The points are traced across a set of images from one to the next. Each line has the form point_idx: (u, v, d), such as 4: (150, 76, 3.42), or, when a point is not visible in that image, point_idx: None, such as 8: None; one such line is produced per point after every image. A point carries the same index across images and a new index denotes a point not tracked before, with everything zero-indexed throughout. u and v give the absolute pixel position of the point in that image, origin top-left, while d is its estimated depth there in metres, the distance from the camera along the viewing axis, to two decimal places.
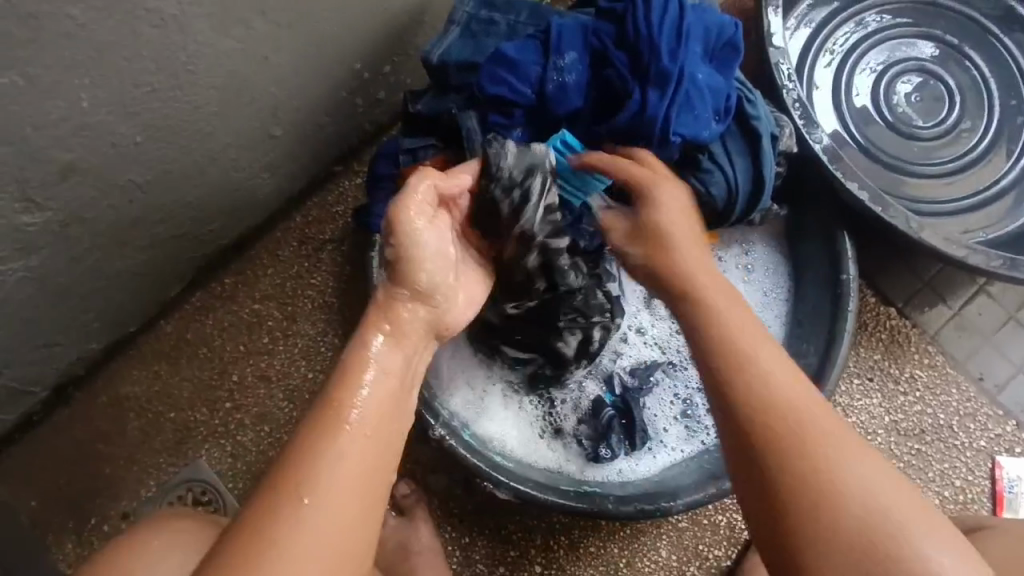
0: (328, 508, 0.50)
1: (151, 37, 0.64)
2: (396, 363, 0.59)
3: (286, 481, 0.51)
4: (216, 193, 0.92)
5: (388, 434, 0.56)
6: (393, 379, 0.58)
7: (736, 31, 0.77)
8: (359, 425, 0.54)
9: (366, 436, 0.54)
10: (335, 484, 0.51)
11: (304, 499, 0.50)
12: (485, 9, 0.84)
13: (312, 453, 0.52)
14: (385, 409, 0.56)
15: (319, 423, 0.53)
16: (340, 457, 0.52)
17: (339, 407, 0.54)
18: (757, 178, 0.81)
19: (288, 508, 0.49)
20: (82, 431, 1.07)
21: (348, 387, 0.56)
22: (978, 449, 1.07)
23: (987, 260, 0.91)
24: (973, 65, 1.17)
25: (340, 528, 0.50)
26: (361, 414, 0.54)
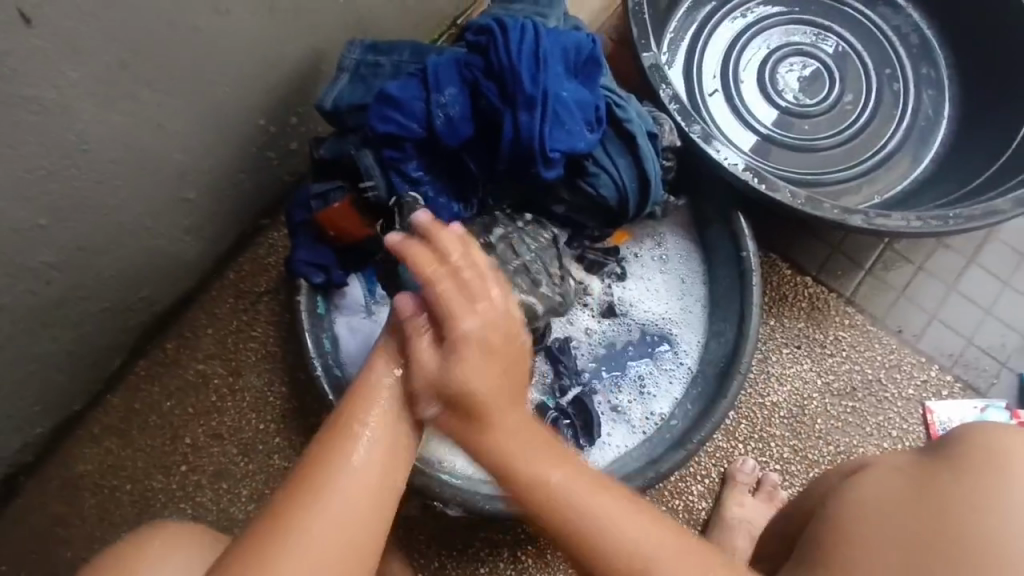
0: (337, 518, 0.59)
1: (35, 123, 0.68)
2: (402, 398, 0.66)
3: (308, 485, 0.60)
4: (138, 262, 0.94)
5: (396, 456, 0.64)
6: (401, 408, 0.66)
7: (595, 46, 0.85)
8: (368, 444, 0.63)
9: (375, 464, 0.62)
10: (344, 497, 0.60)
11: (315, 508, 0.58)
12: (371, 53, 0.89)
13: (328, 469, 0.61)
14: (394, 435, 0.65)
15: (335, 443, 0.62)
16: (357, 468, 0.61)
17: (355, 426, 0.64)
18: (642, 175, 0.88)
19: (303, 516, 0.58)
20: (39, 516, 1.06)
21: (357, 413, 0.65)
22: (908, 398, 1.12)
23: (870, 219, 0.96)
24: (847, 42, 1.26)
25: (345, 535, 0.59)
26: (375, 436, 0.64)
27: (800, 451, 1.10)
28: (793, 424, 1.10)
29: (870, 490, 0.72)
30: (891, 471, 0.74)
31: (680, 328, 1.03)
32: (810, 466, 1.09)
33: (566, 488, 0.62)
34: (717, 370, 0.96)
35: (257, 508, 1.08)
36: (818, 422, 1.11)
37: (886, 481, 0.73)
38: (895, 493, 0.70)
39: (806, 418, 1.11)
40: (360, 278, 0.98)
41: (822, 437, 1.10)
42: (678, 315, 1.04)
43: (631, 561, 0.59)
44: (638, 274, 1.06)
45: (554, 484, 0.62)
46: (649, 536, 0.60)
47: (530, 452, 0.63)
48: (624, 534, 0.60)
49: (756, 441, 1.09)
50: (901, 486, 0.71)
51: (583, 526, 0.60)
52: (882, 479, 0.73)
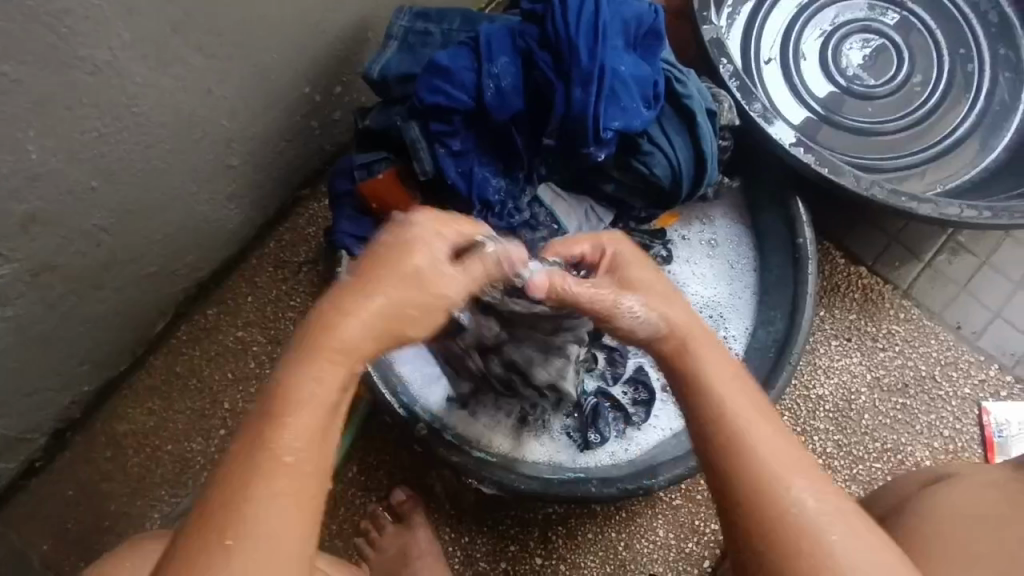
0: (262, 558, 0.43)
1: (90, 85, 0.67)
2: (315, 387, 0.48)
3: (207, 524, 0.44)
4: (184, 227, 0.94)
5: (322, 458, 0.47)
6: (333, 360, 0.49)
7: (657, 17, 0.81)
8: (286, 452, 0.46)
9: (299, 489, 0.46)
10: (262, 531, 0.44)
11: (227, 538, 0.43)
12: (420, 20, 0.87)
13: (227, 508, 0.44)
14: (319, 420, 0.48)
15: (254, 421, 0.47)
16: (278, 485, 0.45)
17: (252, 447, 0.46)
18: (698, 155, 0.85)
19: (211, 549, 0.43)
20: (83, 471, 1.09)
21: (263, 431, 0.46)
22: (963, 397, 1.07)
23: (940, 208, 0.91)
24: (920, 20, 1.18)
25: (301, 489, 0.46)
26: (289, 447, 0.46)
27: (845, 446, 1.06)
28: (838, 418, 1.07)
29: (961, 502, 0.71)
30: (978, 484, 0.73)
31: (726, 314, 1.00)
32: (855, 462, 1.05)
33: (736, 427, 0.54)
34: (765, 360, 0.93)
35: None
36: (865, 418, 1.07)
37: (976, 490, 0.72)
38: (984, 508, 0.69)
39: (852, 414, 1.07)
40: None
41: (868, 434, 1.06)
42: (724, 299, 1.01)
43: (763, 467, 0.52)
44: (684, 257, 1.02)
45: (762, 438, 0.53)
46: (785, 445, 0.53)
47: (718, 368, 0.58)
48: (763, 449, 0.53)
49: (798, 434, 1.06)
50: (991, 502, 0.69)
51: (754, 487, 0.51)
52: (969, 485, 0.73)
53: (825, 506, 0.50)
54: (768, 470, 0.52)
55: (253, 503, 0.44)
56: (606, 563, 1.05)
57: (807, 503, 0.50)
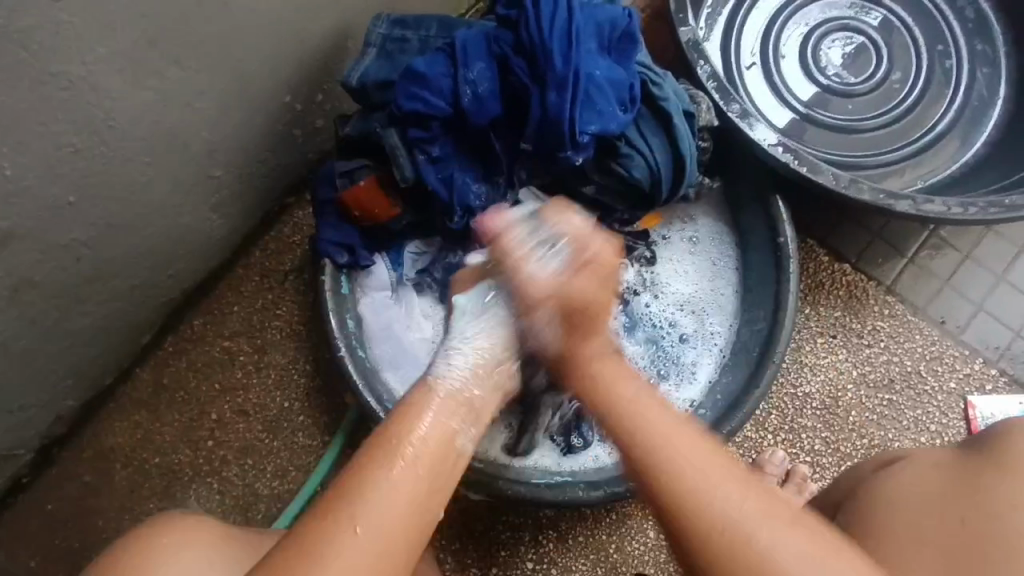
0: (377, 536, 0.52)
1: (65, 100, 0.67)
2: (449, 423, 0.61)
3: (340, 504, 0.53)
4: (167, 239, 0.94)
5: (446, 471, 0.58)
6: (455, 403, 0.63)
7: (631, 21, 0.82)
8: (415, 459, 0.57)
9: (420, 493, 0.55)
10: (383, 516, 0.53)
11: (356, 527, 0.52)
12: (397, 28, 0.87)
13: (358, 502, 0.53)
14: (444, 434, 0.60)
15: (385, 435, 0.58)
16: (395, 485, 0.55)
17: (396, 442, 0.57)
18: (677, 157, 0.85)
19: (342, 534, 0.51)
20: (71, 486, 1.09)
21: (386, 446, 0.57)
22: (949, 392, 1.08)
23: (918, 204, 0.91)
24: (898, 17, 1.19)
25: (417, 498, 0.55)
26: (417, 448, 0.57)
27: (833, 443, 1.06)
28: (825, 416, 1.07)
29: (910, 491, 0.69)
30: (929, 466, 0.72)
31: (711, 313, 1.00)
32: (843, 459, 1.06)
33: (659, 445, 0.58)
34: (750, 358, 0.93)
35: (282, 486, 1.09)
36: (852, 415, 1.07)
37: (923, 478, 0.70)
38: (934, 492, 0.68)
39: (839, 411, 1.07)
40: (387, 258, 0.96)
41: (856, 430, 1.07)
42: (709, 298, 1.01)
43: (688, 480, 0.56)
44: (668, 257, 1.02)
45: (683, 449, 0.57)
46: (715, 454, 0.57)
47: (647, 407, 0.61)
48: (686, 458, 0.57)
49: (786, 432, 1.06)
50: (940, 484, 0.68)
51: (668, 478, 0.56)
52: (918, 473, 0.71)
53: (748, 509, 0.54)
54: (694, 478, 0.56)
55: (382, 488, 0.54)
56: (598, 565, 1.05)
57: (762, 535, 0.53)
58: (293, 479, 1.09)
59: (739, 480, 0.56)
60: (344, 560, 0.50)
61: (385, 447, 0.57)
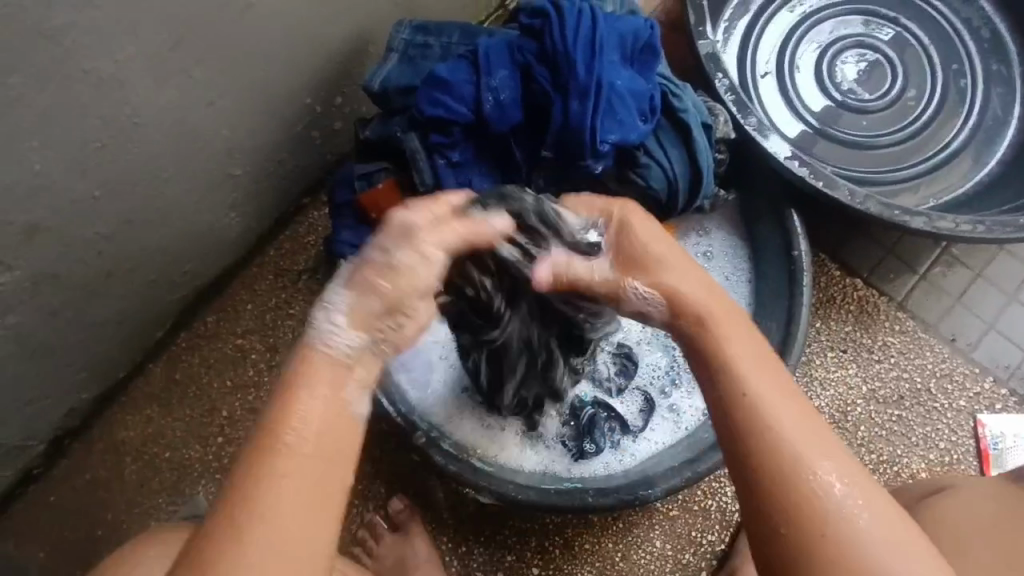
0: (268, 547, 0.47)
1: (94, 97, 0.68)
2: (336, 396, 0.52)
3: (220, 536, 0.47)
4: (186, 237, 0.95)
5: (339, 444, 0.51)
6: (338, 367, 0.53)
7: (653, 33, 0.83)
8: (298, 439, 0.50)
9: (310, 485, 0.49)
10: (272, 520, 0.47)
11: (246, 542, 0.47)
12: (420, 34, 0.88)
13: (240, 522, 0.47)
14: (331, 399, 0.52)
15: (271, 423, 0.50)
16: (279, 490, 0.48)
17: (277, 423, 0.50)
18: (695, 168, 0.86)
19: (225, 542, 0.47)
20: (80, 479, 1.09)
21: (264, 452, 0.49)
22: (958, 409, 1.08)
23: (933, 222, 0.92)
24: (913, 35, 1.20)
25: (308, 496, 0.49)
26: (300, 434, 0.50)
27: None
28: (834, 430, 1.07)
29: (958, 517, 0.74)
30: (976, 497, 0.77)
31: None
32: None
33: (770, 418, 0.54)
34: None
35: None
36: (861, 430, 1.07)
37: (970, 507, 0.75)
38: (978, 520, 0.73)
39: (848, 425, 1.07)
40: None
41: (864, 445, 1.07)
42: None
43: (785, 458, 0.53)
44: None
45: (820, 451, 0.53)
46: (806, 421, 0.55)
47: (761, 374, 0.57)
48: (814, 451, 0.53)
49: None
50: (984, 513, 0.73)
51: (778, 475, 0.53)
52: (964, 503, 0.76)
53: (874, 531, 0.51)
54: (793, 451, 0.53)
55: (264, 485, 0.48)
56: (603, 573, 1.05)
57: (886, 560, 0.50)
58: None
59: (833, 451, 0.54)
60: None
61: (263, 454, 0.49)
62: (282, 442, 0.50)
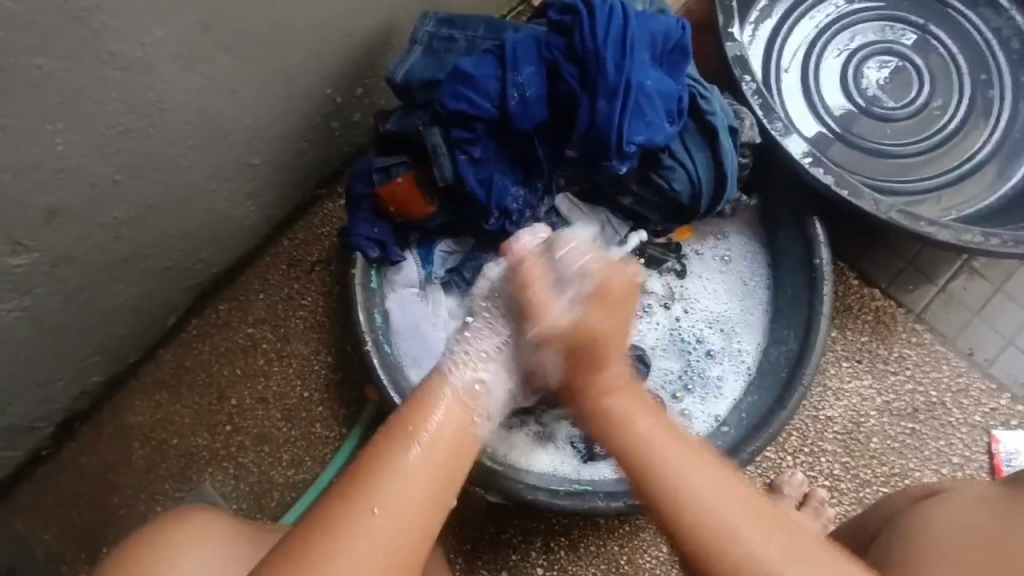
0: (393, 522, 0.55)
1: (120, 81, 0.68)
2: (456, 413, 0.63)
3: (354, 494, 0.55)
4: (202, 224, 0.95)
5: (460, 457, 0.61)
6: (466, 395, 0.64)
7: (684, 33, 0.82)
8: (428, 445, 0.60)
9: (433, 483, 0.58)
10: (397, 499, 0.56)
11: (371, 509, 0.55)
12: (445, 27, 0.87)
13: (360, 501, 0.55)
14: (462, 421, 0.63)
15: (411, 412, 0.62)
16: (409, 474, 0.57)
17: (411, 429, 0.60)
18: (719, 172, 0.85)
19: (360, 516, 0.54)
20: (89, 462, 1.10)
21: (399, 443, 0.59)
22: (973, 425, 1.07)
23: (957, 234, 0.90)
24: (941, 43, 1.19)
25: (418, 493, 0.57)
26: (430, 441, 0.60)
27: (852, 469, 1.05)
28: (846, 440, 1.06)
29: (949, 525, 0.69)
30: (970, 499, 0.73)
31: (739, 329, 1.00)
32: (861, 485, 1.05)
33: (674, 475, 0.59)
34: (778, 378, 0.92)
35: (297, 474, 1.10)
36: (873, 441, 1.06)
37: (965, 511, 0.71)
38: (973, 523, 0.68)
39: (860, 437, 1.06)
40: (416, 255, 0.96)
41: (876, 457, 1.06)
42: (737, 316, 1.01)
43: (701, 517, 0.56)
44: (698, 271, 1.02)
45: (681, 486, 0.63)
46: (727, 492, 0.57)
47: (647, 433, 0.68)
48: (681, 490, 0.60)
49: (806, 454, 1.05)
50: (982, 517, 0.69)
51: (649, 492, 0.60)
52: (958, 507, 0.72)
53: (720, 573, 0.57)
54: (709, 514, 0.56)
55: (400, 476, 0.57)
56: None
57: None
58: (308, 469, 1.10)
59: (783, 527, 0.56)
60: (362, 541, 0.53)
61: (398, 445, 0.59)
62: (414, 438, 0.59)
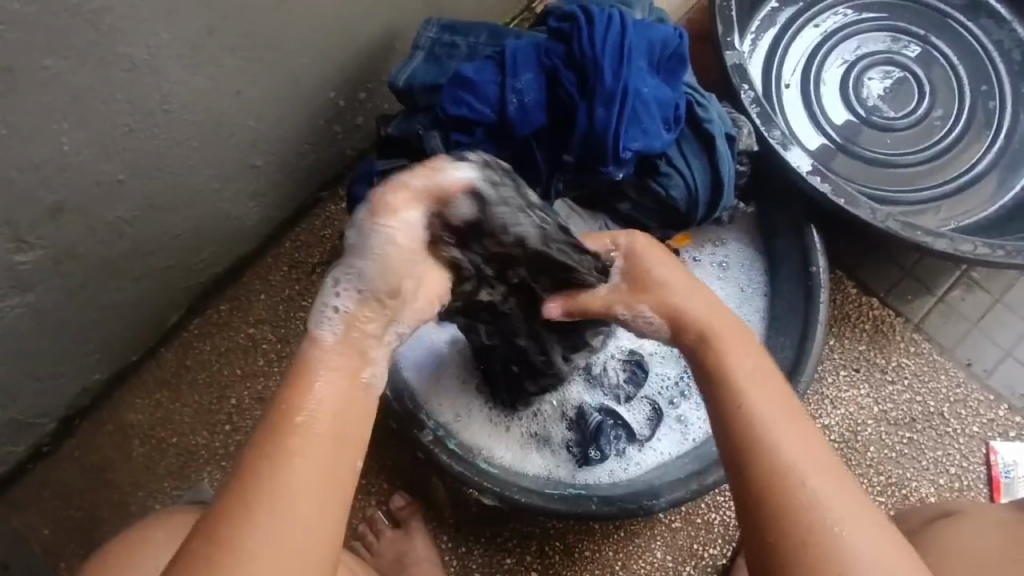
0: (290, 526, 0.48)
1: (126, 81, 0.69)
2: (342, 376, 0.54)
3: (238, 507, 0.48)
4: (205, 224, 0.96)
5: (355, 419, 0.54)
6: (346, 352, 0.55)
7: (682, 42, 0.83)
8: (319, 425, 0.52)
9: (327, 459, 0.51)
10: (295, 492, 0.49)
11: (264, 515, 0.48)
12: (447, 32, 0.88)
13: (251, 506, 0.48)
14: (348, 380, 0.54)
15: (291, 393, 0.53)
16: (300, 465, 0.50)
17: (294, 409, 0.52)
18: (716, 179, 0.86)
19: (247, 528, 0.47)
20: (88, 458, 1.10)
21: (282, 435, 0.51)
22: (971, 435, 1.06)
23: (956, 244, 0.90)
24: (942, 54, 1.19)
25: (316, 479, 0.50)
26: (315, 414, 0.52)
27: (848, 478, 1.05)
28: (842, 449, 1.06)
29: (957, 541, 0.72)
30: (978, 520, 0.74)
31: None
32: None
33: (762, 428, 0.56)
34: None
35: None
36: (870, 450, 1.06)
37: (973, 531, 0.73)
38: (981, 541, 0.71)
39: (857, 446, 1.06)
40: None
41: (873, 466, 1.05)
42: None
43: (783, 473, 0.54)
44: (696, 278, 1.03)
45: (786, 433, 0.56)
46: (813, 449, 0.55)
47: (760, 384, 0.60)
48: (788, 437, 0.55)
49: None
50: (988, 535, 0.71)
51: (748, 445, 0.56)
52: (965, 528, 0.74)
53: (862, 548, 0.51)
54: (788, 469, 0.54)
55: (287, 469, 0.49)
56: None
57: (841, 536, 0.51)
58: None
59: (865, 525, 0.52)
60: (260, 545, 0.47)
61: (282, 436, 0.51)
62: (300, 422, 0.51)
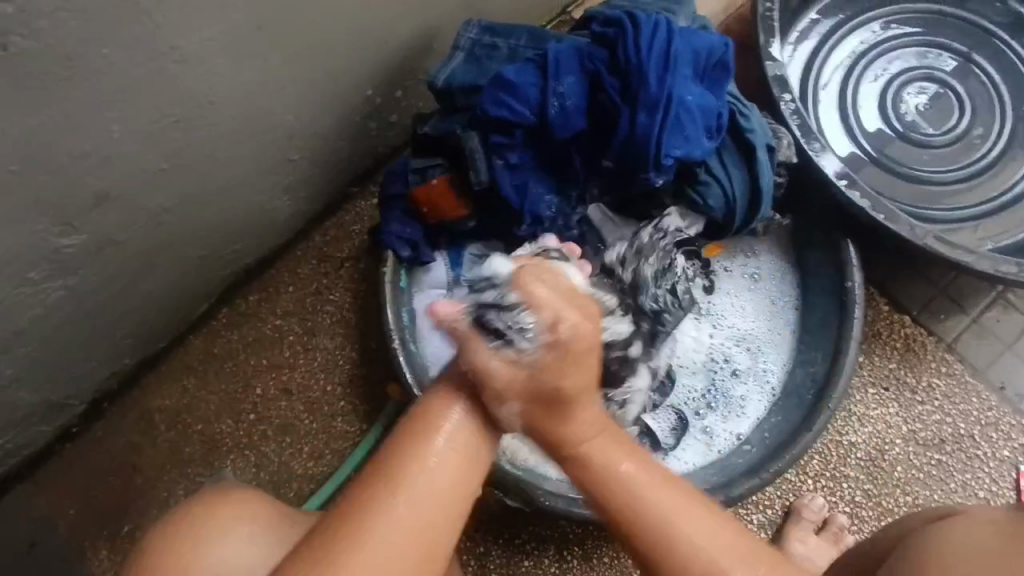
0: (417, 519, 0.56)
1: (175, 73, 0.70)
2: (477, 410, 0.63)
3: (369, 503, 0.56)
4: (239, 215, 0.97)
5: (479, 453, 0.62)
6: (477, 395, 0.63)
7: (727, 50, 0.82)
8: (446, 448, 0.60)
9: (454, 483, 0.59)
10: (423, 497, 0.57)
11: (393, 503, 0.56)
12: (487, 34, 0.88)
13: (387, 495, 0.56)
14: (478, 414, 0.63)
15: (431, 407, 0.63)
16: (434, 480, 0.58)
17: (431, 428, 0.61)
18: (754, 188, 0.85)
19: (380, 513, 0.55)
20: (115, 441, 1.12)
21: (421, 440, 0.60)
22: (1001, 459, 1.04)
23: (995, 265, 0.89)
24: (983, 71, 1.17)
25: (440, 501, 0.57)
26: (451, 437, 0.61)
27: (874, 497, 1.03)
28: (868, 467, 1.04)
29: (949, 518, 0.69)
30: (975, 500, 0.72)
31: (766, 346, 0.99)
32: (884, 514, 1.03)
33: (633, 507, 0.61)
34: (802, 400, 0.92)
35: (316, 467, 1.11)
36: (897, 470, 1.04)
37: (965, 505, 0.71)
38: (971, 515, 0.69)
39: (884, 464, 1.05)
40: (444, 258, 0.97)
41: (899, 486, 1.04)
42: (764, 333, 1.00)
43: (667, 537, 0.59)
44: (727, 287, 1.02)
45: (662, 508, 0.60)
46: (718, 533, 0.58)
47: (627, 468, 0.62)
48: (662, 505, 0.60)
49: (827, 479, 1.04)
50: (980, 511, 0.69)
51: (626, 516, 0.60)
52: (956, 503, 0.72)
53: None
54: (693, 554, 0.58)
55: (423, 473, 0.58)
56: None
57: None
58: (328, 462, 1.11)
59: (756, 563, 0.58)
60: (379, 542, 0.54)
61: (421, 441, 0.60)
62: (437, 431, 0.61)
